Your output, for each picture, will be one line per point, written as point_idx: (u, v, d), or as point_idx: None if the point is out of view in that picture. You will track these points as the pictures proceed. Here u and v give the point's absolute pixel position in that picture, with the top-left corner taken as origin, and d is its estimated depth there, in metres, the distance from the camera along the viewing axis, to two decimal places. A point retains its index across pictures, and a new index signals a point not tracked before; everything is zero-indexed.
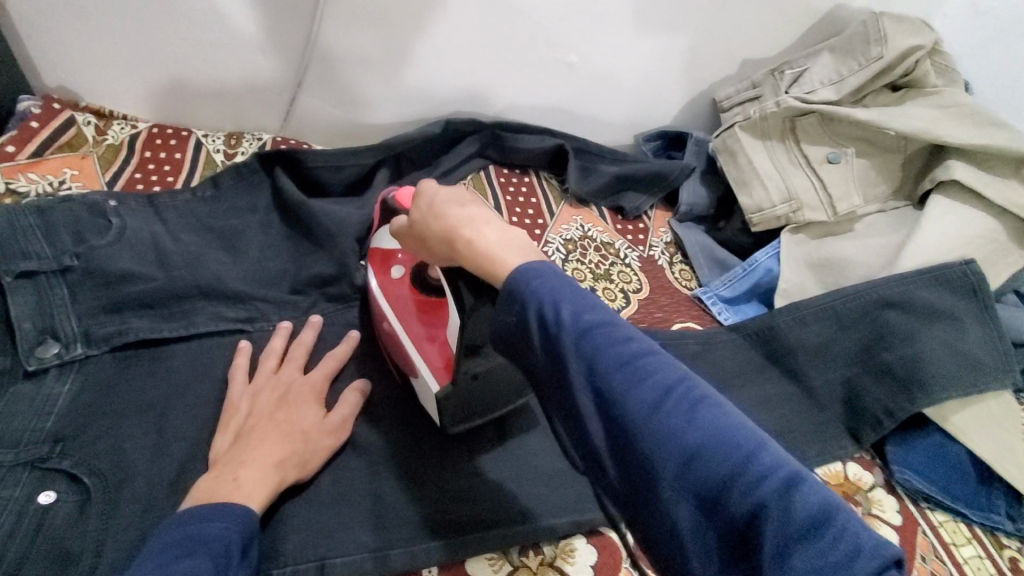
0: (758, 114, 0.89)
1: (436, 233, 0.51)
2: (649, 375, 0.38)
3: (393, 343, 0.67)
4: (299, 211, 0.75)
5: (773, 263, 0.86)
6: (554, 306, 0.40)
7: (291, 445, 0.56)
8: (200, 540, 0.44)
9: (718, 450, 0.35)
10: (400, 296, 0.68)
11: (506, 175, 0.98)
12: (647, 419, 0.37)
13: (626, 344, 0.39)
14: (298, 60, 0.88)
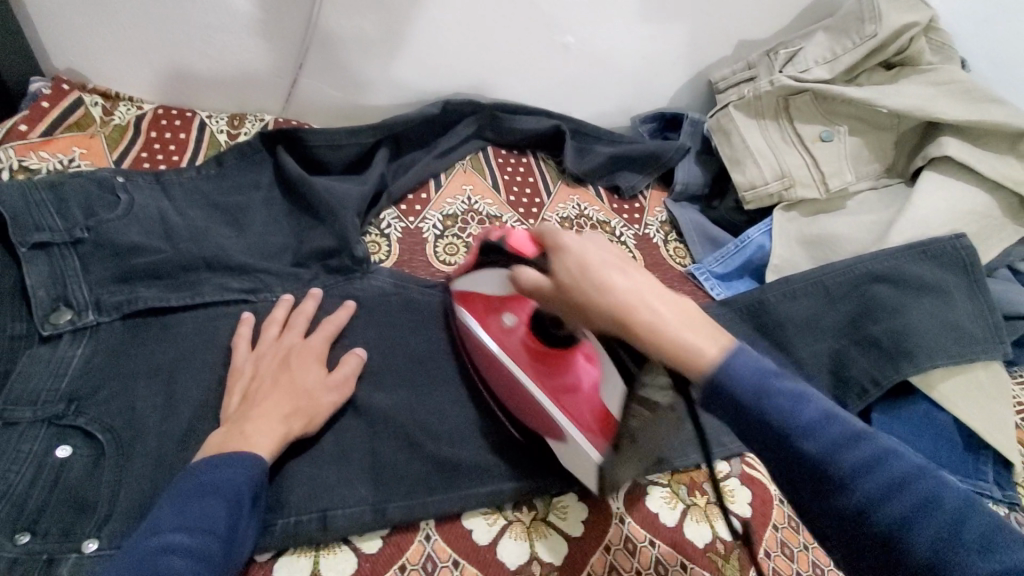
0: (752, 93, 0.91)
1: (601, 306, 0.50)
2: (898, 468, 0.41)
3: (529, 405, 0.63)
4: (301, 188, 0.78)
5: (765, 239, 0.88)
6: (727, 367, 0.44)
7: (295, 401, 0.58)
8: (213, 489, 0.48)
9: (990, 545, 0.38)
10: (511, 351, 0.65)
11: (504, 156, 1.00)
12: (907, 508, 0.40)
13: (829, 427, 0.42)
14: (298, 43, 0.90)
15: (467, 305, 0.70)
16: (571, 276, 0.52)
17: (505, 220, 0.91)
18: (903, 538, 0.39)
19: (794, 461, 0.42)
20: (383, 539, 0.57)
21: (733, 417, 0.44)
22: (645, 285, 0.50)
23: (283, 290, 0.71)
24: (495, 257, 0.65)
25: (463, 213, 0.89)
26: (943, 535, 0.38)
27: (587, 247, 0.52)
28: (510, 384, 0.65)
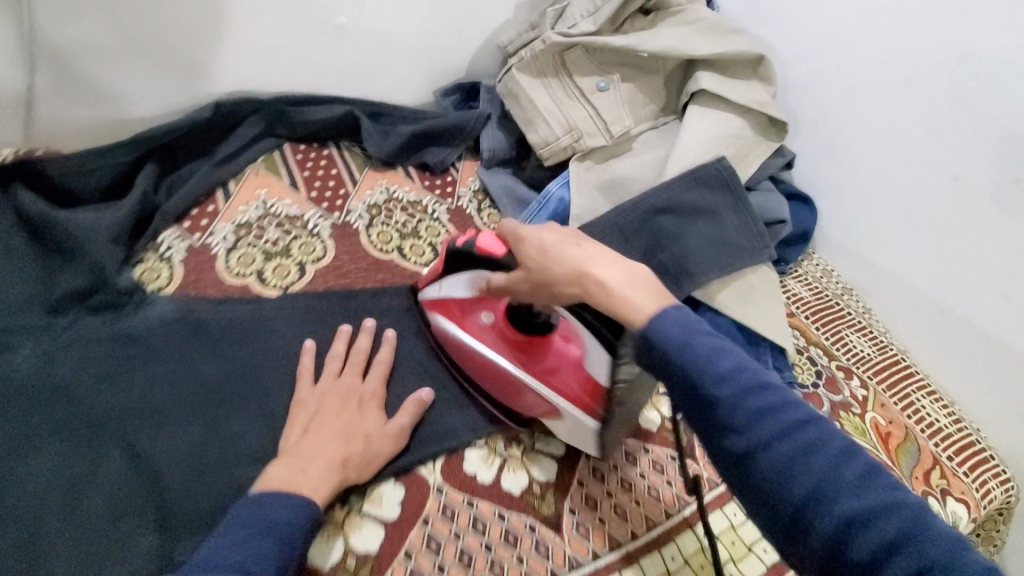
0: (529, 54, 0.94)
1: (560, 273, 0.55)
2: (774, 410, 0.42)
3: (509, 381, 0.67)
4: (42, 224, 0.68)
5: (564, 192, 0.92)
6: (670, 336, 0.46)
7: (352, 447, 0.60)
8: (267, 523, 0.50)
9: (839, 478, 0.39)
10: (489, 344, 0.68)
11: (303, 152, 0.95)
12: (788, 458, 0.40)
13: (747, 377, 0.44)
14: (21, 60, 0.78)
15: (440, 311, 0.72)
16: (539, 258, 0.57)
17: (308, 219, 0.85)
18: (778, 479, 0.40)
19: (699, 400, 0.44)
20: None
21: (652, 361, 0.47)
22: (586, 244, 0.55)
23: (35, 345, 0.62)
24: (462, 256, 0.67)
25: (258, 219, 0.83)
26: (817, 487, 0.39)
27: (543, 231, 0.58)
28: (483, 363, 0.69)
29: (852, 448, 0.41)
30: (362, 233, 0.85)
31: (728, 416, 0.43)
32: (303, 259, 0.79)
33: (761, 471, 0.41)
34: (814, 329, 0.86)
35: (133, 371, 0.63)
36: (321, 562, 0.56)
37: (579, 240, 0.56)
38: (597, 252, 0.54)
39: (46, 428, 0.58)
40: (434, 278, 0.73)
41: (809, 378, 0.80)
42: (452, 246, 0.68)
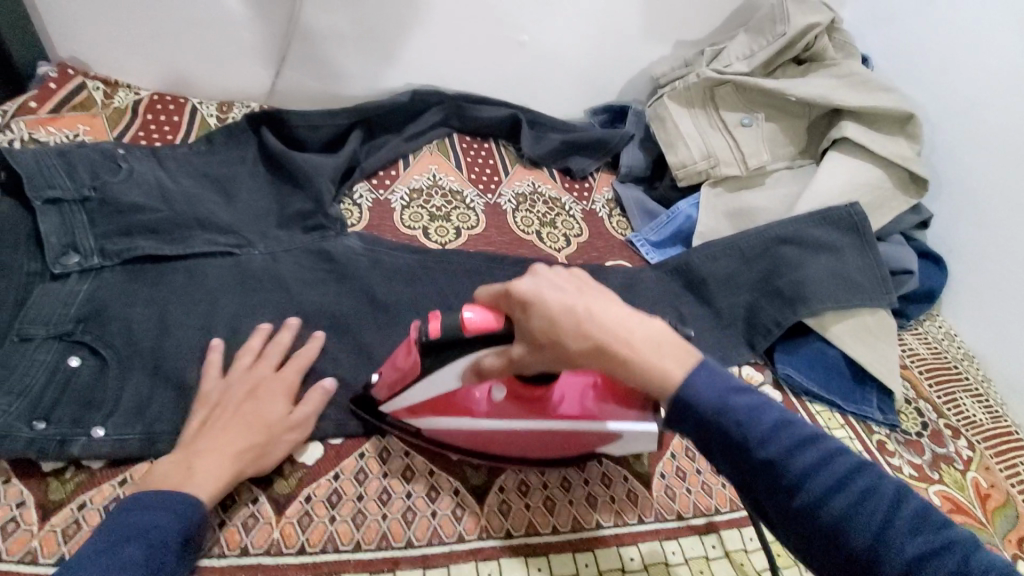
0: (682, 85, 1.04)
1: (573, 333, 0.51)
2: (827, 464, 0.45)
3: (547, 441, 0.63)
4: (282, 160, 0.88)
5: (692, 211, 0.99)
6: (720, 408, 0.47)
7: (251, 438, 0.58)
8: (141, 529, 0.50)
9: (896, 524, 0.42)
10: (508, 417, 0.62)
11: (468, 142, 1.11)
12: (853, 510, 0.43)
13: (801, 443, 0.45)
14: (282, 36, 1.01)
15: (432, 412, 0.63)
16: (551, 326, 0.52)
17: (466, 195, 1.00)
18: (841, 526, 0.43)
19: (756, 469, 0.46)
20: (341, 443, 0.65)
21: (697, 436, 0.48)
22: (597, 302, 0.53)
23: (266, 247, 0.79)
24: (442, 349, 0.58)
25: (428, 187, 0.99)
26: (869, 525, 0.43)
27: (545, 292, 0.53)
28: (518, 440, 0.63)
29: (883, 481, 0.44)
30: (508, 214, 0.99)
31: (787, 488, 0.45)
32: (461, 225, 0.94)
33: (823, 521, 0.43)
34: (926, 385, 0.87)
35: (331, 281, 0.79)
36: (450, 453, 0.66)
37: (631, 326, 0.52)
38: (639, 342, 0.51)
39: (263, 305, 0.73)
40: (406, 385, 0.62)
41: (913, 427, 0.82)
42: (425, 338, 0.58)
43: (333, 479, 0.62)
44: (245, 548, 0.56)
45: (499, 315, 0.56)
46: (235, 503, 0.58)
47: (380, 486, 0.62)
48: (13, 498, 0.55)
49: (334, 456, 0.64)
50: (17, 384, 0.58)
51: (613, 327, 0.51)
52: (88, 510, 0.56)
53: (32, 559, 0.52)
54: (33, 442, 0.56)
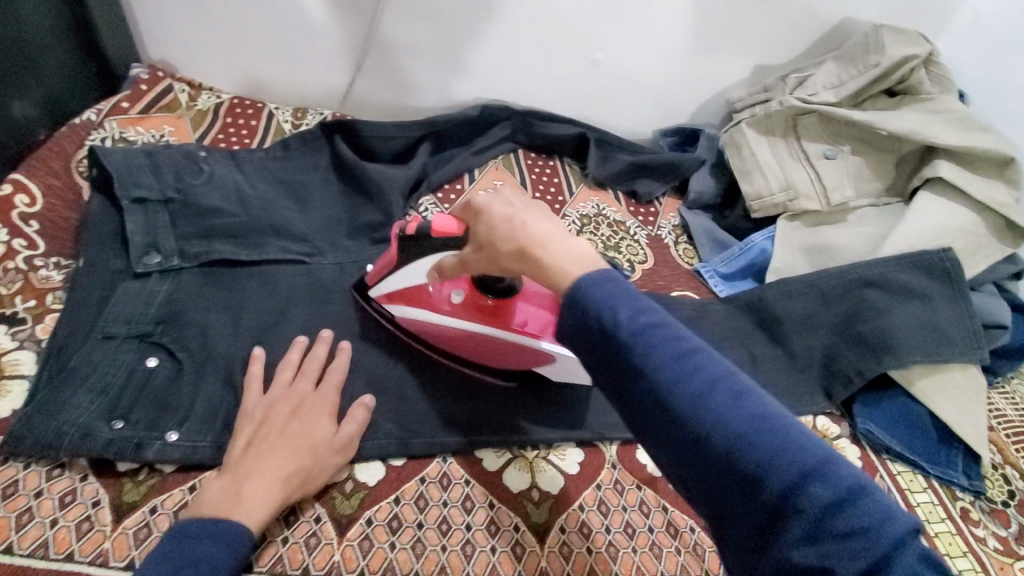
0: (763, 111, 1.00)
1: (506, 239, 0.53)
2: (713, 377, 0.41)
3: (492, 347, 0.69)
4: (354, 170, 0.89)
5: (767, 244, 0.95)
6: (613, 310, 0.44)
7: (300, 459, 0.56)
8: (189, 560, 0.48)
9: (787, 455, 0.38)
10: (463, 317, 0.69)
11: (533, 158, 1.09)
12: (733, 426, 0.39)
13: (693, 356, 0.42)
14: (360, 47, 1.02)
15: (405, 301, 0.71)
16: (490, 233, 0.55)
17: None
18: (709, 434, 0.40)
19: (636, 377, 0.43)
20: (402, 464, 0.63)
21: (586, 337, 0.45)
22: (535, 216, 0.53)
23: (335, 256, 0.80)
24: (416, 241, 0.65)
25: None
26: (753, 443, 0.39)
27: (494, 203, 0.56)
28: (464, 335, 0.69)
29: (763, 401, 0.41)
30: None
31: (670, 395, 0.41)
32: None
33: (699, 429, 0.40)
34: (1016, 450, 0.80)
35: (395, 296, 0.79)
36: (512, 485, 0.63)
37: (562, 244, 0.51)
38: (565, 252, 0.50)
39: (330, 316, 0.73)
40: (388, 269, 0.70)
41: (1000, 496, 0.76)
42: (404, 233, 0.67)
43: (394, 503, 0.60)
44: (306, 568, 0.54)
45: (462, 223, 0.61)
46: (298, 520, 0.57)
47: (440, 514, 0.60)
48: (89, 497, 0.55)
49: (395, 479, 0.62)
50: (98, 382, 0.60)
51: (547, 236, 0.51)
52: (159, 514, 0.55)
53: (104, 561, 0.52)
54: (112, 443, 0.57)
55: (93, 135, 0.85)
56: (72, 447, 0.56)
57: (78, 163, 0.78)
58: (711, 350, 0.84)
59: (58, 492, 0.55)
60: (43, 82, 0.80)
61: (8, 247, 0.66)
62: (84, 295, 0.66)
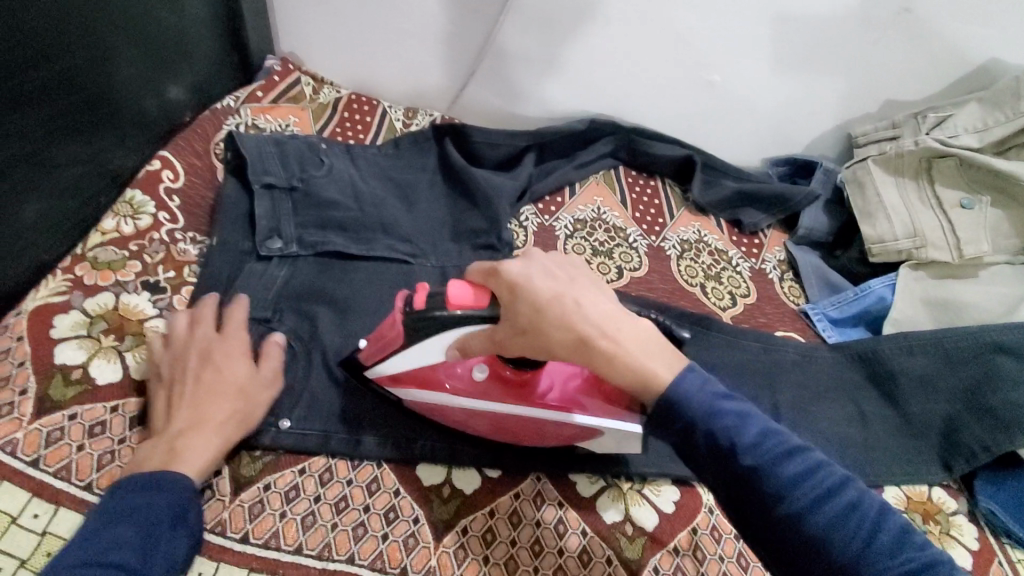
0: (895, 150, 0.95)
1: (561, 329, 0.49)
2: (803, 468, 0.44)
3: (526, 426, 0.60)
4: (462, 175, 0.90)
5: (887, 292, 0.90)
6: (709, 412, 0.46)
7: (231, 404, 0.58)
8: (130, 511, 0.49)
9: (877, 534, 0.42)
10: (492, 399, 0.59)
11: (633, 177, 1.07)
12: (828, 514, 0.42)
13: (784, 448, 0.45)
14: (476, 54, 1.03)
15: (414, 385, 0.61)
16: (535, 317, 0.49)
17: (630, 233, 0.97)
18: (810, 527, 0.42)
19: (737, 476, 0.44)
20: (497, 477, 0.63)
21: (684, 435, 0.47)
22: (588, 293, 0.50)
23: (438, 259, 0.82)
24: (420, 322, 0.56)
25: (592, 220, 0.97)
26: (854, 541, 0.42)
27: (534, 277, 0.50)
28: (489, 420, 0.60)
29: (859, 492, 0.44)
30: (672, 260, 0.95)
31: (768, 493, 0.43)
32: (623, 264, 0.92)
33: (808, 528, 0.42)
34: None
35: None
36: (607, 516, 0.62)
37: (625, 321, 0.50)
38: (634, 334, 0.49)
39: None
40: (390, 352, 0.60)
41: None
42: (408, 307, 0.57)
43: (488, 515, 0.60)
44: (403, 568, 0.55)
45: (482, 289, 0.53)
46: (397, 518, 0.58)
47: (533, 534, 0.59)
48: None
49: (490, 491, 0.61)
50: None
51: (602, 314, 0.49)
52: (273, 492, 0.57)
53: (222, 531, 0.54)
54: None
55: (230, 121, 0.90)
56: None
57: (216, 145, 0.82)
58: (816, 401, 0.80)
59: None
60: (194, 69, 0.85)
61: (154, 220, 0.72)
62: (214, 272, 0.71)
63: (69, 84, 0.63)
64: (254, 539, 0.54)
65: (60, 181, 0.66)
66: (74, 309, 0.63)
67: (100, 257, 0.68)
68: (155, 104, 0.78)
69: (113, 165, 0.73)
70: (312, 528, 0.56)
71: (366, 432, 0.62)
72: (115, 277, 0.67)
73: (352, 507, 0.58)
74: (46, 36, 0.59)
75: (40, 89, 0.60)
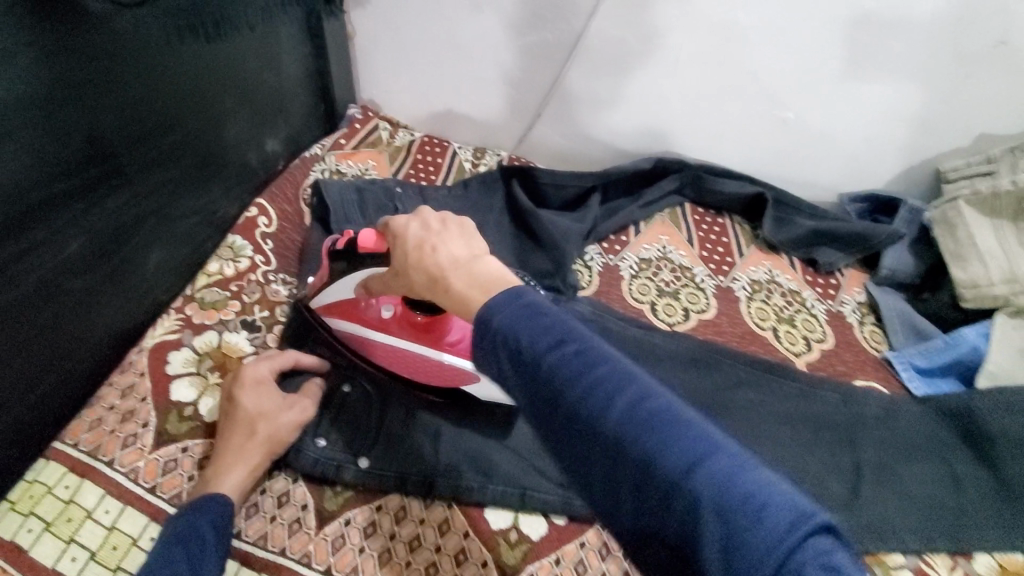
0: (990, 190, 0.88)
1: (423, 271, 0.49)
2: (617, 386, 0.36)
3: (420, 363, 0.69)
4: (529, 218, 0.94)
5: (981, 342, 0.85)
6: (520, 332, 0.39)
7: (251, 433, 0.61)
8: (181, 536, 0.51)
9: (695, 452, 0.33)
10: (397, 333, 0.69)
11: (700, 215, 1.05)
12: (634, 432, 0.34)
13: (601, 366, 0.37)
14: (543, 97, 1.06)
15: (342, 318, 0.71)
16: (404, 258, 0.51)
17: (696, 273, 0.96)
18: (625, 450, 0.34)
19: (557, 408, 0.37)
20: (564, 524, 0.63)
21: (505, 362, 0.40)
22: (448, 240, 0.49)
23: None
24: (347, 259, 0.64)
25: (657, 259, 0.97)
26: (670, 468, 0.33)
27: (408, 227, 0.52)
28: (394, 352, 0.70)
29: (688, 412, 0.36)
30: (742, 302, 0.94)
31: (584, 414, 0.36)
32: (690, 306, 0.92)
33: (627, 458, 0.34)
34: None
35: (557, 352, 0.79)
36: None
37: (474, 270, 0.45)
38: (468, 278, 0.45)
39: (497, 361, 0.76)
40: (322, 288, 0.70)
41: None
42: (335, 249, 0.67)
43: (555, 563, 0.61)
44: None
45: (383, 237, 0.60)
46: (467, 560, 0.60)
47: None
48: (299, 499, 0.62)
49: (557, 538, 0.62)
50: None
51: None
52: (353, 528, 0.61)
53: (309, 562, 0.58)
54: (317, 460, 0.64)
55: (317, 167, 0.98)
56: (288, 455, 0.64)
57: (304, 191, 0.89)
58: (900, 458, 0.76)
59: (276, 492, 0.62)
60: (290, 121, 0.94)
61: (252, 263, 0.79)
62: (303, 312, 0.77)
63: (189, 147, 0.72)
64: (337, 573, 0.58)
65: (178, 232, 0.74)
66: (185, 345, 0.71)
67: (206, 297, 0.75)
68: (255, 156, 0.87)
69: (220, 213, 0.81)
70: (388, 565, 0.59)
71: (438, 473, 0.64)
72: (218, 316, 0.74)
73: (425, 547, 0.61)
74: (171, 108, 0.67)
75: (164, 154, 0.68)
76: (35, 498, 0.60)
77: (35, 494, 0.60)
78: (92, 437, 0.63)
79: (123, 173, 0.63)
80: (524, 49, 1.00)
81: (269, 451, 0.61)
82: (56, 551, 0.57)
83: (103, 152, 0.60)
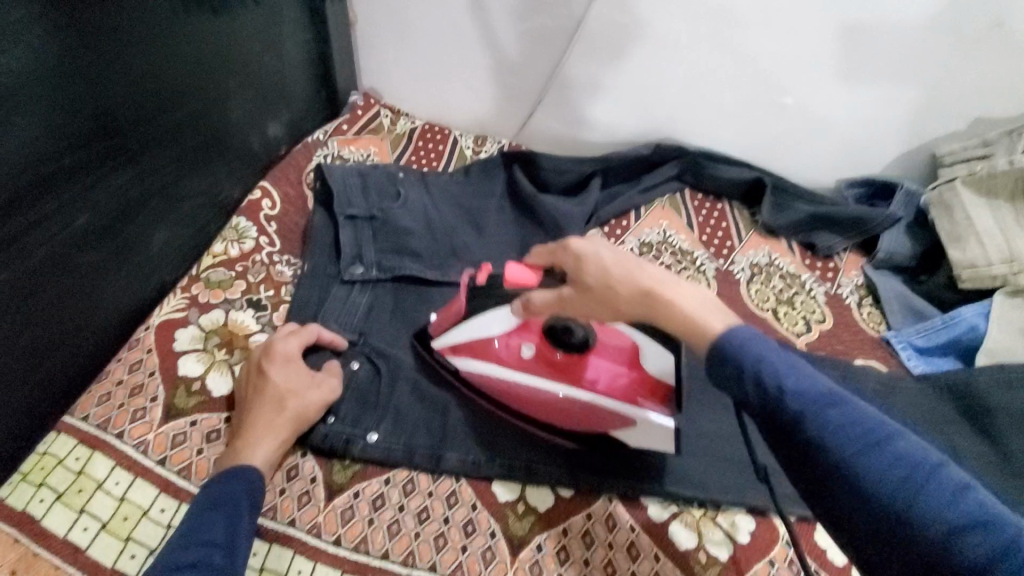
0: (986, 171, 0.90)
1: (626, 292, 0.50)
2: (850, 417, 0.41)
3: (558, 406, 0.65)
4: (531, 202, 0.94)
5: (979, 321, 0.86)
6: (763, 368, 0.43)
7: (283, 408, 0.61)
8: (214, 501, 0.52)
9: (964, 504, 0.38)
10: (539, 373, 0.66)
11: (699, 201, 1.05)
12: (890, 468, 0.39)
13: (826, 396, 0.42)
14: (544, 83, 1.06)
15: (468, 355, 0.68)
16: (605, 278, 0.52)
17: (697, 256, 0.97)
18: (866, 479, 0.39)
19: (789, 431, 0.42)
20: (570, 495, 0.64)
21: (738, 390, 0.44)
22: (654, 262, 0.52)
23: None
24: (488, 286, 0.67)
25: (658, 243, 0.98)
26: (931, 509, 0.38)
27: (602, 250, 0.53)
28: (522, 393, 0.66)
29: (910, 443, 0.41)
30: (742, 285, 0.95)
31: (823, 446, 0.40)
32: (691, 288, 0.93)
33: (842, 481, 0.40)
34: None
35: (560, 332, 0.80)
36: (681, 541, 0.62)
37: (680, 288, 0.49)
38: None
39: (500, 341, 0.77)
40: (455, 321, 0.69)
41: None
42: (473, 283, 0.69)
43: (562, 533, 0.61)
44: None
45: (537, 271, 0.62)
46: (476, 531, 0.61)
47: (607, 557, 0.60)
48: (308, 473, 0.63)
49: (565, 509, 0.63)
50: None
51: None
52: (361, 500, 0.62)
53: (318, 533, 0.59)
54: (327, 436, 0.64)
55: (320, 153, 0.98)
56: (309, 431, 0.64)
57: (307, 175, 0.89)
58: None
59: (285, 466, 0.63)
60: (292, 106, 0.94)
61: (256, 244, 0.80)
62: (308, 293, 0.77)
63: (195, 125, 0.72)
64: (347, 543, 0.59)
65: (183, 211, 0.74)
66: (191, 323, 0.71)
67: (212, 277, 0.75)
68: (259, 139, 0.87)
69: (224, 195, 0.81)
70: (397, 535, 0.60)
71: (446, 448, 0.65)
72: (224, 295, 0.74)
73: (433, 518, 0.61)
74: (176, 84, 0.67)
75: (170, 130, 0.68)
76: (46, 468, 0.60)
77: (46, 465, 0.60)
78: (101, 410, 0.63)
79: (130, 150, 0.63)
80: (526, 34, 1.00)
81: (296, 427, 0.62)
82: (67, 520, 0.57)
83: (111, 129, 0.60)
